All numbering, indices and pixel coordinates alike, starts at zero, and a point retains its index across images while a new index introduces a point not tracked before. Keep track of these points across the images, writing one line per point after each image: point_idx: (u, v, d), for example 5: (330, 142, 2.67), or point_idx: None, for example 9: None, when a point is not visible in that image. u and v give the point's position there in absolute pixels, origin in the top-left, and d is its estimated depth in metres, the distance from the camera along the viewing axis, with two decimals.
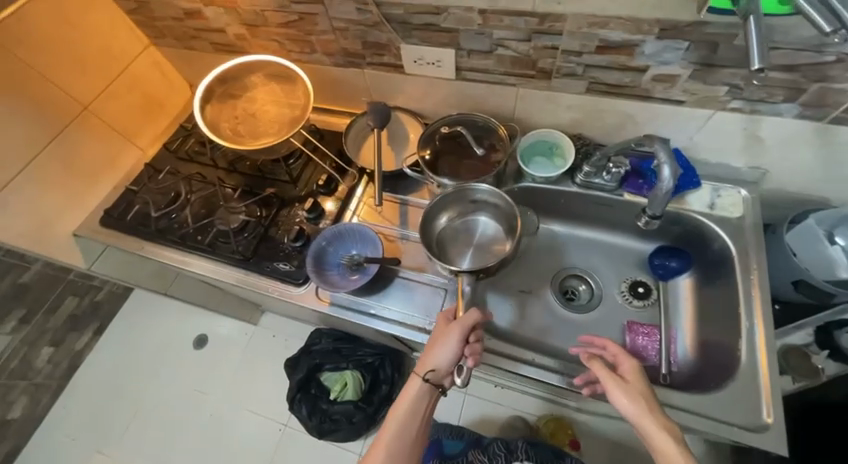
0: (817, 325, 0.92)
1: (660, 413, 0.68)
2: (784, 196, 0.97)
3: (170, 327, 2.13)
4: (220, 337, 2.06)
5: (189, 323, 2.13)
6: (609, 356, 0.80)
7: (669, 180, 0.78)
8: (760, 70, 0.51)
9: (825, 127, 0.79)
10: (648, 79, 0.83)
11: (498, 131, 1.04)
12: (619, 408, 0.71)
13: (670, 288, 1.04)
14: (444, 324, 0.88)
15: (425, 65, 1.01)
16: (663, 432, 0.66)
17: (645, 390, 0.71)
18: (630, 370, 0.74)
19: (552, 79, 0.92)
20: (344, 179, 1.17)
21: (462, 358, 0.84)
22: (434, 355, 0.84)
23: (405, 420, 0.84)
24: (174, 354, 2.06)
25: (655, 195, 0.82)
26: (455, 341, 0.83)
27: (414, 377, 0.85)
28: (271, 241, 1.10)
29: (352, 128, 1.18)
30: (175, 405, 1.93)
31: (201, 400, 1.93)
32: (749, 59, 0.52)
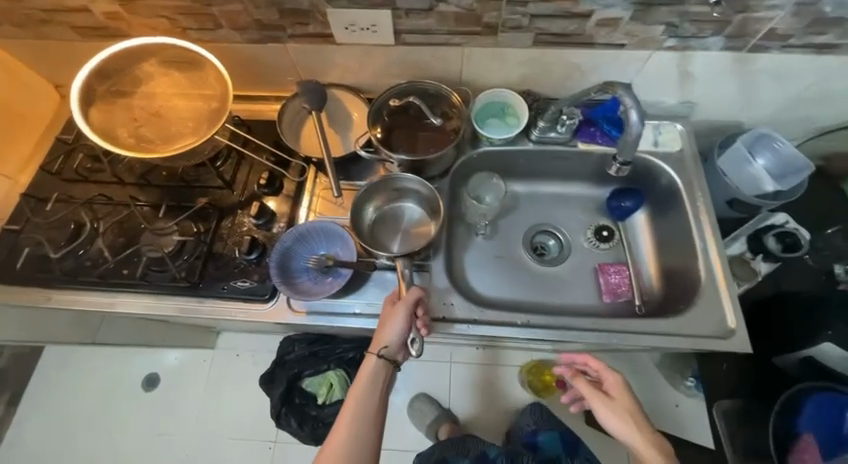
0: (750, 233, 1.03)
1: (645, 426, 0.82)
2: (711, 124, 1.07)
3: (109, 374, 1.84)
4: (173, 371, 1.83)
5: (133, 364, 1.86)
6: (592, 371, 0.90)
7: (639, 123, 0.78)
8: None
9: (744, 56, 0.86)
10: (593, 25, 0.82)
11: (451, 97, 0.98)
12: (608, 424, 0.84)
13: (629, 227, 1.11)
14: (389, 303, 0.85)
15: (358, 31, 0.89)
16: (650, 446, 0.79)
17: (631, 407, 0.84)
18: (615, 385, 0.86)
19: (498, 34, 0.87)
20: (288, 173, 1.04)
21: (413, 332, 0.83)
22: (386, 331, 0.81)
23: (363, 395, 0.81)
24: (123, 402, 1.80)
25: (626, 139, 0.82)
26: (405, 313, 0.82)
27: (370, 356, 0.83)
28: (219, 259, 0.94)
29: (287, 113, 1.04)
30: (136, 457, 1.72)
31: (166, 444, 1.73)
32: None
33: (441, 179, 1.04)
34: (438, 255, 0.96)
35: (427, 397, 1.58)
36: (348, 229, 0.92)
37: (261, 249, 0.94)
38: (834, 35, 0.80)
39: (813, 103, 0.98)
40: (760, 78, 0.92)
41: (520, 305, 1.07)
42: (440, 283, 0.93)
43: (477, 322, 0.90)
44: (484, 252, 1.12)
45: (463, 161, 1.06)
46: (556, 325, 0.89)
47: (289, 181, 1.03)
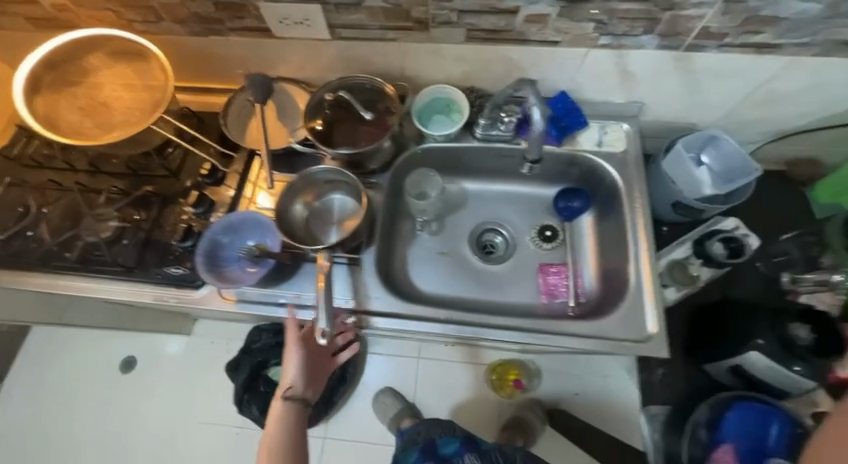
0: (695, 238, 1.02)
1: None
2: (662, 125, 1.04)
3: (86, 358, 1.88)
4: (148, 355, 1.86)
5: (112, 347, 1.90)
6: None
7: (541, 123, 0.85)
8: None
9: (682, 55, 0.84)
10: (522, 21, 0.81)
11: (386, 90, 0.99)
12: None
13: (575, 227, 1.09)
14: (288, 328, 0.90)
15: (293, 25, 0.90)
16: None
17: None
18: None
19: (430, 29, 0.86)
20: (232, 164, 1.06)
21: (312, 364, 0.89)
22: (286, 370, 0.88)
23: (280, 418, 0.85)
24: (99, 385, 1.84)
25: (531, 138, 0.89)
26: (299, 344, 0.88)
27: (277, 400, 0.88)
28: (155, 246, 0.98)
29: (232, 106, 1.06)
30: (112, 436, 1.78)
31: (141, 424, 1.78)
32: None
33: (382, 174, 1.04)
34: (369, 249, 0.97)
35: (392, 391, 1.55)
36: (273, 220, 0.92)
37: (196, 237, 0.97)
38: (771, 34, 0.77)
39: (764, 106, 0.95)
40: (703, 78, 0.89)
41: (458, 304, 1.06)
42: (368, 278, 0.95)
43: (402, 317, 0.92)
44: (429, 247, 1.12)
45: (405, 157, 1.05)
46: (474, 324, 0.90)
47: (233, 173, 1.05)
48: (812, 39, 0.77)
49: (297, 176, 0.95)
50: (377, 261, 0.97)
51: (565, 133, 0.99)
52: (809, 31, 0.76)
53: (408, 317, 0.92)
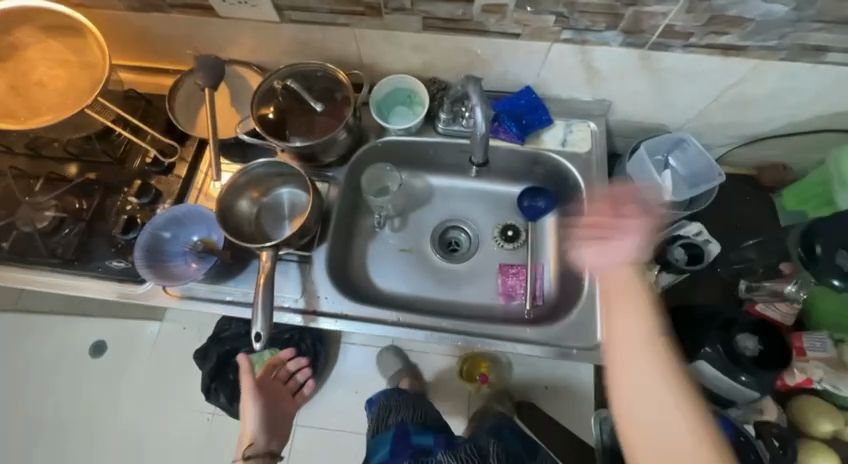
0: (658, 242, 1.00)
1: None
2: (631, 124, 1.00)
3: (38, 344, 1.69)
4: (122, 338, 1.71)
5: (77, 330, 1.71)
6: None
7: (483, 123, 0.82)
8: None
9: (647, 54, 0.79)
10: (479, 11, 0.76)
11: (338, 75, 0.94)
12: None
13: (538, 227, 1.06)
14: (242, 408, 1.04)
15: (237, 4, 0.84)
16: None
17: None
18: None
19: (383, 15, 0.81)
20: (181, 151, 1.00)
21: (271, 413, 1.04)
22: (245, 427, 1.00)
23: None
24: (55, 373, 1.66)
25: (475, 140, 0.88)
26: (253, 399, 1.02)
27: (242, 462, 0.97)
28: (96, 238, 0.93)
29: (180, 90, 1.01)
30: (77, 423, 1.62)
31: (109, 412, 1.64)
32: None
33: (339, 167, 1.00)
34: (321, 245, 0.94)
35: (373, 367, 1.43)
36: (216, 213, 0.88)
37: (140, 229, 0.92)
38: (737, 35, 0.73)
39: (733, 109, 0.92)
40: (670, 79, 0.85)
41: (416, 303, 1.04)
42: (316, 275, 0.91)
43: (347, 318, 0.89)
44: (390, 244, 1.08)
45: (365, 149, 1.01)
46: (425, 326, 0.88)
47: (183, 162, 0.99)
48: (779, 42, 0.73)
49: (242, 169, 0.91)
50: (327, 256, 0.93)
51: (527, 131, 0.96)
52: (775, 35, 0.72)
53: (358, 318, 0.89)
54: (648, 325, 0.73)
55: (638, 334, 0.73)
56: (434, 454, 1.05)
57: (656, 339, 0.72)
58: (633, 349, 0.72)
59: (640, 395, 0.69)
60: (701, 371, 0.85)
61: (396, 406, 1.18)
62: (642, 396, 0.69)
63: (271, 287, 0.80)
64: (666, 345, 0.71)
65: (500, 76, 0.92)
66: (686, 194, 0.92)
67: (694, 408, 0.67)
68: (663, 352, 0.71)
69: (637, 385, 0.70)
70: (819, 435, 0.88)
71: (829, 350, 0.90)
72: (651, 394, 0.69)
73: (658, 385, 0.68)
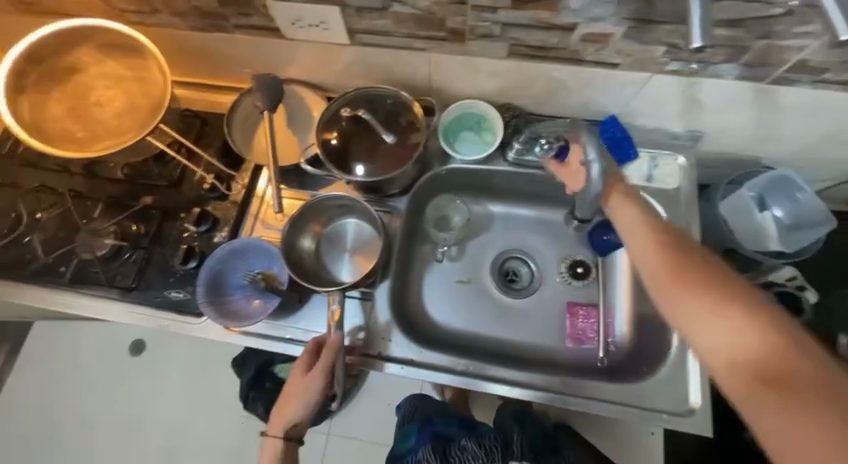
0: None
1: None
2: (722, 157, 0.90)
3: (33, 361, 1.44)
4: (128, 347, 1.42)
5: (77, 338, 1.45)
6: None
7: (598, 180, 0.70)
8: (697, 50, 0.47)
9: (765, 88, 0.71)
10: (577, 39, 0.69)
11: (414, 107, 0.88)
12: None
13: (608, 263, 0.99)
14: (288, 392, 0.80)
15: (307, 27, 0.79)
16: None
17: None
18: None
19: (466, 41, 0.74)
20: (238, 175, 0.97)
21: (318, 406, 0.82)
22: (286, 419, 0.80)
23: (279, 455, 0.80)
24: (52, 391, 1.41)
25: (585, 195, 0.74)
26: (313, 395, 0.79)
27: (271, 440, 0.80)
28: (156, 266, 0.93)
29: (237, 110, 0.97)
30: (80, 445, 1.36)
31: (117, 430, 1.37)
32: (691, 35, 0.47)
33: (400, 197, 0.95)
34: (383, 282, 0.92)
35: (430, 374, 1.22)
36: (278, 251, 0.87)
37: (200, 259, 0.92)
38: None
39: None
40: (782, 114, 0.76)
41: (474, 341, 0.98)
42: (381, 316, 0.90)
43: (412, 364, 0.88)
44: (446, 274, 1.02)
45: (427, 179, 0.96)
46: (493, 378, 0.87)
47: (241, 187, 0.97)
48: None
49: (305, 204, 0.89)
50: (390, 295, 0.92)
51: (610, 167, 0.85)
52: None
53: (423, 365, 0.88)
54: (674, 252, 0.62)
55: (681, 269, 0.60)
56: (455, 440, 0.98)
57: (702, 262, 0.60)
58: (695, 293, 0.58)
59: (714, 343, 0.55)
60: None
61: (421, 404, 1.09)
62: (715, 333, 0.55)
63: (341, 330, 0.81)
64: (711, 270, 0.59)
65: (583, 105, 0.84)
66: (790, 246, 0.87)
67: (774, 328, 0.52)
68: (719, 280, 0.58)
69: (708, 330, 0.56)
70: None
71: None
72: (719, 330, 0.55)
73: (724, 322, 0.55)
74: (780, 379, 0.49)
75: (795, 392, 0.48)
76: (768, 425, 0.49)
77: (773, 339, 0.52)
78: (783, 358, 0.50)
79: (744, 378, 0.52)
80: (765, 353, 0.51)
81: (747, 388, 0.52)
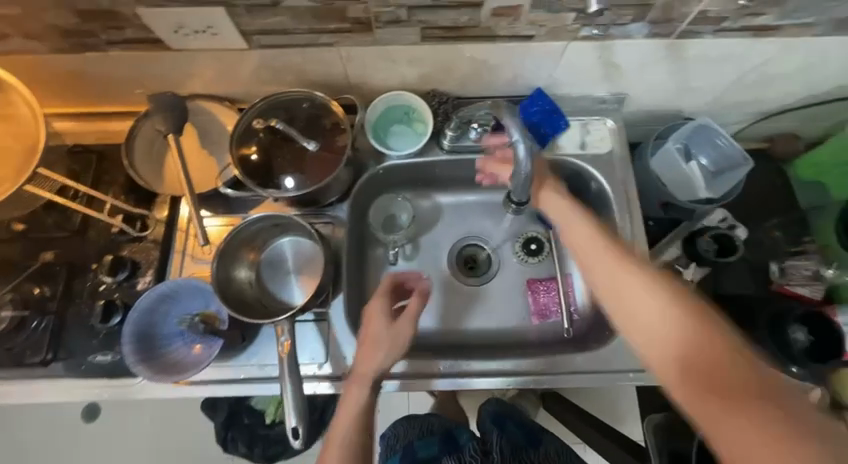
0: (686, 236, 0.93)
1: None
2: (646, 114, 0.92)
3: None
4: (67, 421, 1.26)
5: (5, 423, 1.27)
6: None
7: (526, 161, 0.70)
8: None
9: (673, 43, 0.73)
10: (488, 15, 0.66)
11: (332, 107, 0.82)
12: None
13: (559, 235, 0.99)
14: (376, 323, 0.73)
15: (193, 35, 0.69)
16: None
17: None
18: None
19: (374, 30, 0.69)
20: (152, 211, 0.87)
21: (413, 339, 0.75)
22: (377, 351, 0.71)
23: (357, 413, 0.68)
24: None
25: (517, 179, 0.73)
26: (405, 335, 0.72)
27: (358, 380, 0.70)
28: (75, 328, 0.82)
29: (135, 138, 0.85)
30: None
31: None
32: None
33: (340, 204, 0.90)
34: (337, 298, 0.87)
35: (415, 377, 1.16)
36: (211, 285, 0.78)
37: (124, 311, 0.82)
38: (771, 15, 0.67)
39: (754, 90, 0.86)
40: (692, 67, 0.79)
41: (444, 339, 0.96)
42: (340, 335, 0.85)
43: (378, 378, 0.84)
44: (404, 275, 0.98)
45: (365, 180, 0.91)
46: (471, 373, 0.85)
47: (159, 221, 0.86)
48: (818, 19, 0.68)
49: (234, 230, 0.81)
50: (347, 310, 0.86)
51: (543, 140, 0.87)
52: (815, 11, 0.67)
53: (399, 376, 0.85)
54: (595, 234, 0.66)
55: (587, 240, 0.67)
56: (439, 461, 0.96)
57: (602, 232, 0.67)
58: (634, 323, 0.59)
59: (636, 318, 0.59)
60: None
61: (403, 428, 1.05)
62: (645, 337, 0.58)
63: (296, 362, 0.73)
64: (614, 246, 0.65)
65: (508, 82, 0.82)
66: (717, 193, 0.90)
67: (704, 327, 0.54)
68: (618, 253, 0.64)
69: (628, 302, 0.60)
70: None
71: None
72: (640, 304, 0.59)
73: (645, 298, 0.59)
74: (725, 389, 0.51)
75: (736, 396, 0.50)
76: (705, 420, 0.51)
77: (703, 339, 0.54)
78: (722, 364, 0.52)
79: (683, 382, 0.54)
80: (688, 347, 0.54)
81: (684, 385, 0.54)
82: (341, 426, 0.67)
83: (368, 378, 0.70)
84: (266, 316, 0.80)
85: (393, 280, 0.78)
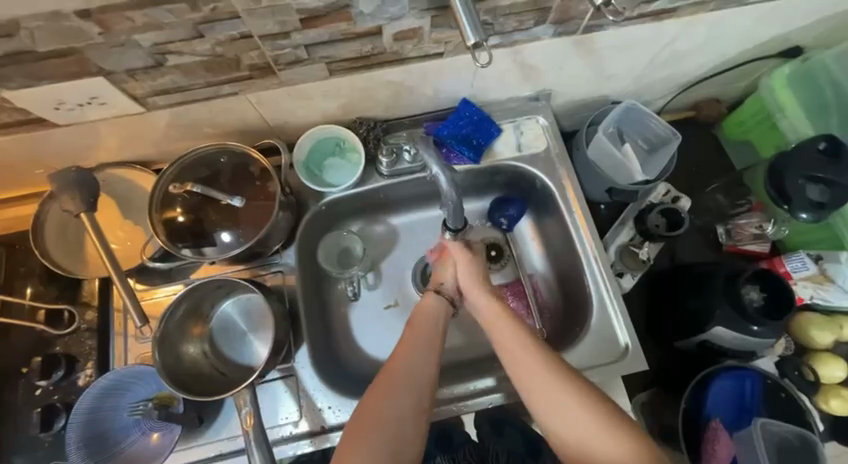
0: (635, 216, 0.95)
1: None
2: (575, 105, 0.93)
3: None
4: None
5: None
6: None
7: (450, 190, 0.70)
8: (477, 44, 0.49)
9: (580, 39, 0.74)
10: (390, 41, 0.64)
11: (253, 155, 0.77)
12: None
13: (517, 235, 0.96)
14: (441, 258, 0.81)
15: (79, 109, 0.64)
16: None
17: None
18: None
19: (277, 73, 0.65)
20: (80, 297, 0.79)
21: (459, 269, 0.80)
22: (447, 270, 0.80)
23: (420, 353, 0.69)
24: None
25: (447, 207, 0.75)
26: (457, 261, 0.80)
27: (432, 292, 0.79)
28: (14, 443, 0.73)
29: (46, 223, 0.78)
30: None
31: None
32: (465, 33, 0.49)
33: (286, 250, 0.84)
34: (300, 348, 0.82)
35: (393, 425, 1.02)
36: (156, 371, 0.72)
37: (67, 413, 0.74)
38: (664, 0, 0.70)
39: (668, 67, 0.88)
40: (604, 56, 0.80)
41: None
42: (310, 388, 0.80)
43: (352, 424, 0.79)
44: (369, 307, 0.92)
45: (309, 218, 0.86)
46: (460, 396, 0.82)
47: (89, 307, 0.78)
48: None
49: (173, 303, 0.76)
50: (313, 357, 0.82)
51: (480, 150, 0.86)
52: None
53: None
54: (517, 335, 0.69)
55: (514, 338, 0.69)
56: None
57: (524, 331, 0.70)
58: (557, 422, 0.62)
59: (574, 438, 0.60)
60: (720, 336, 0.85)
61: None
62: (563, 430, 0.61)
63: (264, 430, 0.69)
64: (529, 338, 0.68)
65: (432, 98, 0.81)
66: (656, 171, 0.91)
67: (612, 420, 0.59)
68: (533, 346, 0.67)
69: (565, 425, 0.61)
70: (821, 345, 0.92)
71: (811, 266, 0.92)
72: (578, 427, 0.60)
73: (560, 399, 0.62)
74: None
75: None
76: None
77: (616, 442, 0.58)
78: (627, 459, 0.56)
79: None
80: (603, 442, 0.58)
81: None
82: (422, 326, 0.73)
83: (438, 313, 0.76)
84: (222, 392, 0.74)
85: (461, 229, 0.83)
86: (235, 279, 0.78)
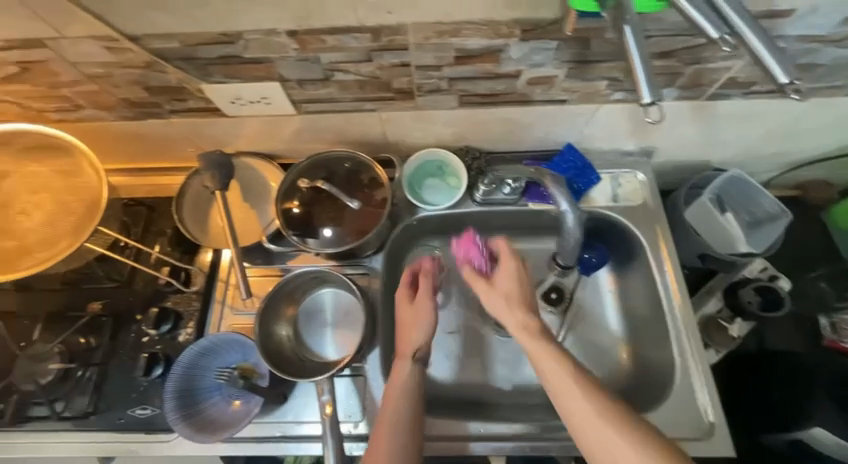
0: (724, 287, 0.90)
1: None
2: (676, 166, 0.93)
3: None
4: None
5: None
6: None
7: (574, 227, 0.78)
8: (651, 104, 0.48)
9: (702, 104, 0.76)
10: (524, 83, 0.70)
11: (369, 165, 0.85)
12: None
13: (595, 285, 0.95)
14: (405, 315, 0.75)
15: (248, 104, 0.75)
16: None
17: None
18: None
19: (416, 97, 0.73)
20: (195, 262, 0.89)
21: (422, 308, 0.74)
22: (411, 329, 0.73)
23: (398, 427, 0.66)
24: None
25: (567, 242, 0.82)
26: (419, 311, 0.74)
27: (400, 361, 0.72)
28: (115, 381, 0.81)
29: (185, 193, 0.90)
30: None
31: None
32: (640, 92, 0.49)
33: (375, 255, 0.90)
34: (373, 351, 0.84)
35: None
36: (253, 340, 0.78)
37: (166, 364, 0.81)
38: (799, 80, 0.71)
39: (785, 143, 0.87)
40: (720, 123, 0.80)
41: (479, 395, 0.89)
42: (376, 392, 0.81)
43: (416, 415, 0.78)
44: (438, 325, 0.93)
45: (402, 230, 0.91)
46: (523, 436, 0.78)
47: (202, 272, 0.88)
48: (844, 81, 0.72)
49: (277, 287, 0.84)
50: (383, 362, 0.84)
51: (576, 194, 0.87)
52: (841, 75, 0.70)
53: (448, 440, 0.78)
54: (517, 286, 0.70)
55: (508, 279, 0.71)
56: None
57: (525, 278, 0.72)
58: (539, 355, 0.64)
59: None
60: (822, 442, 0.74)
61: None
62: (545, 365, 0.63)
63: (338, 422, 0.71)
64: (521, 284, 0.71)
65: (540, 138, 0.85)
66: (756, 245, 0.88)
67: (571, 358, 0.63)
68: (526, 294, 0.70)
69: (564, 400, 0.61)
70: None
71: None
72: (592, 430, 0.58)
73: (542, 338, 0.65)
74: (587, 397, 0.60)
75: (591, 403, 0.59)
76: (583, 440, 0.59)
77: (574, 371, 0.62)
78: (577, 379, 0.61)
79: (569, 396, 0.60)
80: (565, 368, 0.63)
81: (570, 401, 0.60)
82: (398, 410, 0.67)
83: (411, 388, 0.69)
84: (301, 376, 0.78)
85: (412, 270, 0.80)
86: (333, 272, 0.85)
